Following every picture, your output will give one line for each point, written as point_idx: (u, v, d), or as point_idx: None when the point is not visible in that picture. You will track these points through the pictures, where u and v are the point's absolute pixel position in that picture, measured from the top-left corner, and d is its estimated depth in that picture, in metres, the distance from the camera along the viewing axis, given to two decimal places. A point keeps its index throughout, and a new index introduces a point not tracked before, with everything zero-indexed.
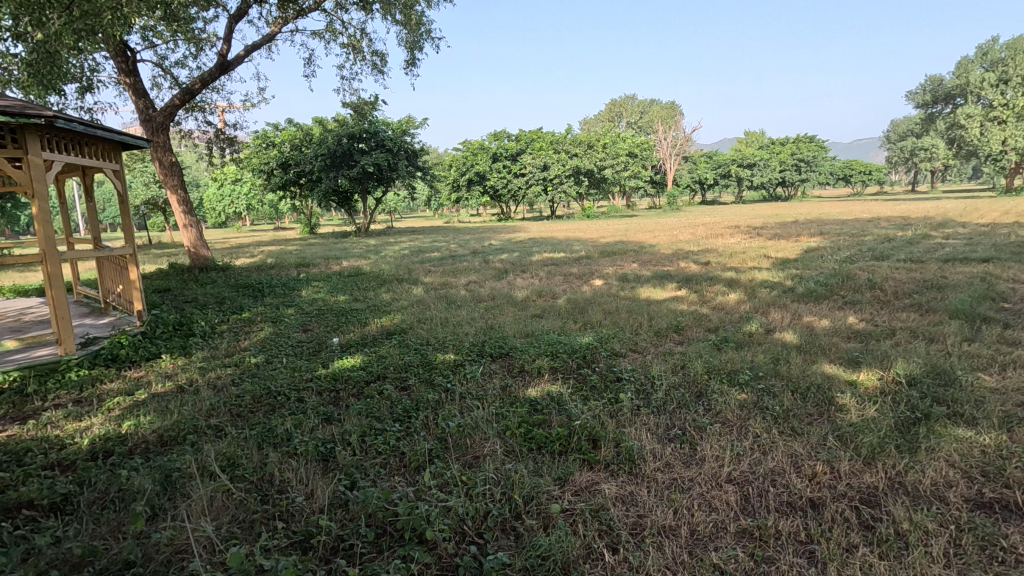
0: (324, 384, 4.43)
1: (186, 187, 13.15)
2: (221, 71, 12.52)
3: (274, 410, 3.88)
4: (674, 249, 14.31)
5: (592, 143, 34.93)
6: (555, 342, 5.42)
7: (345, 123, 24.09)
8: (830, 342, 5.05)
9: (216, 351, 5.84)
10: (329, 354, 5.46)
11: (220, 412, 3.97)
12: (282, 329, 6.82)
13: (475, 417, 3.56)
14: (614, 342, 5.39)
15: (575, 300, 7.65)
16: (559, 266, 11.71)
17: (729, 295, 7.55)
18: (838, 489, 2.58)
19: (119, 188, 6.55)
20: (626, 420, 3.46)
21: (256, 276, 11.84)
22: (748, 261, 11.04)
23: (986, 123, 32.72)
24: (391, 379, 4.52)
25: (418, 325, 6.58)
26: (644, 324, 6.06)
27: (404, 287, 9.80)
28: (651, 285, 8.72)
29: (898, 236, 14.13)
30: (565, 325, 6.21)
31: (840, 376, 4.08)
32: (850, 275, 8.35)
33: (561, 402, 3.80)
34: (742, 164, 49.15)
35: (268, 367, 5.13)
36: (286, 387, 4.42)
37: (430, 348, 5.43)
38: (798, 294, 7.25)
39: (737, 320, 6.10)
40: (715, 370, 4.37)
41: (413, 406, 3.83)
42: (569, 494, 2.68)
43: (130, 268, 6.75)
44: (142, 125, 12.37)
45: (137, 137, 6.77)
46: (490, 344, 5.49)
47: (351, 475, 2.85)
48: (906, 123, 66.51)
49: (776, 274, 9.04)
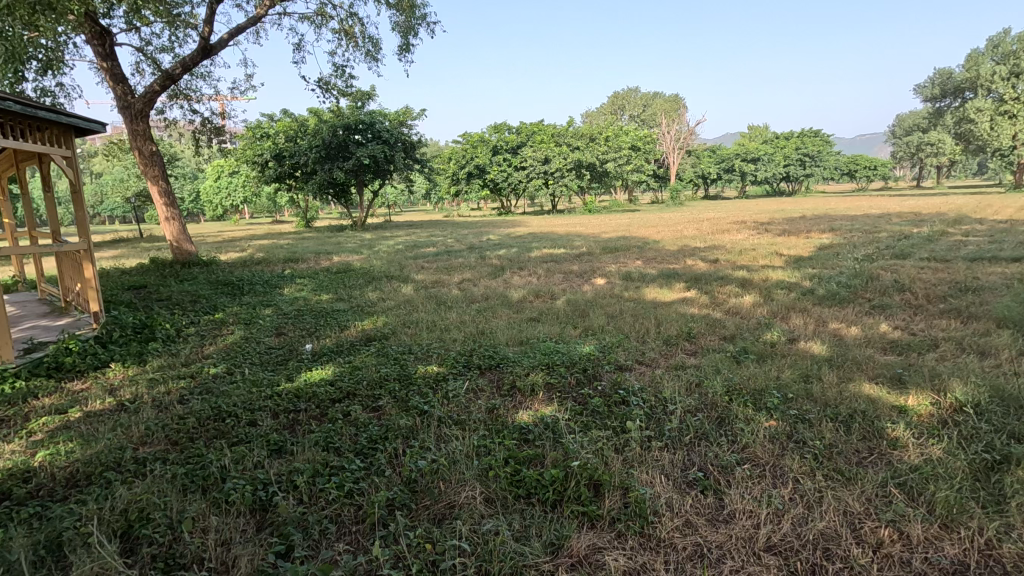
0: (283, 403, 3.83)
1: (168, 178, 12.51)
2: (204, 54, 11.88)
3: (218, 439, 3.28)
4: (679, 246, 13.68)
5: (595, 136, 34.08)
6: (551, 352, 4.80)
7: (341, 113, 23.45)
8: (865, 354, 4.44)
9: (175, 359, 5.23)
10: (296, 364, 4.85)
11: (155, 440, 3.37)
12: (253, 333, 6.21)
13: (453, 453, 2.96)
14: (618, 351, 4.79)
15: (576, 302, 7.04)
16: (559, 264, 11.05)
17: (743, 297, 6.92)
18: (913, 570, 2.00)
19: (71, 177, 5.93)
20: (636, 457, 2.87)
21: (240, 272, 11.24)
22: (759, 259, 10.38)
23: (997, 117, 31.89)
24: (362, 398, 3.92)
25: (402, 329, 5.97)
26: (651, 329, 5.47)
27: (393, 285, 9.19)
28: (659, 285, 8.10)
29: (916, 233, 13.49)
30: (563, 331, 5.59)
31: (885, 400, 3.46)
32: (873, 275, 7.73)
33: (558, 429, 3.22)
34: (746, 159, 48.09)
35: (225, 380, 4.53)
36: (240, 406, 3.82)
37: (411, 359, 4.82)
38: (819, 296, 6.63)
39: (755, 327, 5.47)
40: (736, 390, 3.76)
41: (382, 434, 3.23)
42: (564, 569, 2.09)
43: (86, 266, 6.13)
44: (120, 113, 11.71)
45: (91, 121, 6.11)
46: (478, 353, 4.88)
47: (287, 538, 2.26)
48: (913, 117, 65.46)
49: (791, 273, 8.41)
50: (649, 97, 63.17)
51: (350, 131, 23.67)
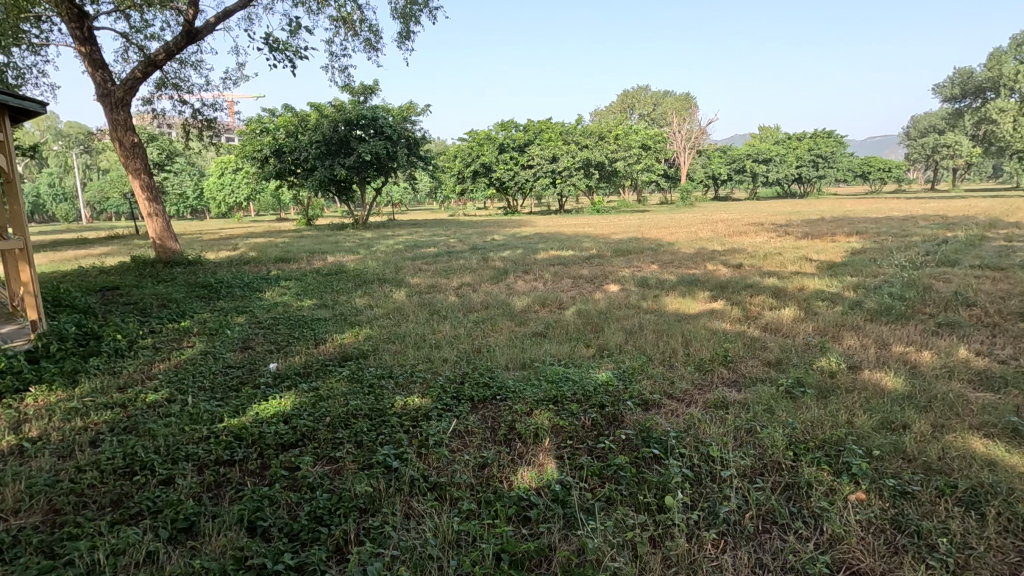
0: (215, 448, 2.99)
1: (151, 171, 11.67)
2: (189, 39, 11.10)
3: (111, 511, 2.45)
4: (696, 248, 12.81)
5: (604, 134, 32.89)
6: (559, 380, 3.92)
7: (342, 108, 22.57)
8: (955, 391, 3.54)
9: (112, 382, 4.38)
10: (250, 393, 3.98)
11: (32, 507, 2.53)
12: (214, 347, 5.36)
13: (425, 546, 2.11)
14: (643, 381, 3.92)
15: (588, 313, 6.15)
16: (567, 266, 10.19)
17: (781, 310, 6.01)
18: None
19: (4, 166, 5.11)
20: (684, 561, 2.02)
21: (223, 272, 10.47)
22: (788, 265, 9.43)
23: (1020, 117, 30.60)
24: (318, 446, 3.07)
25: (384, 345, 5.11)
26: (679, 350, 4.60)
27: (384, 290, 8.35)
28: (681, 293, 7.21)
29: (953, 237, 12.46)
30: (573, 350, 4.72)
31: (1011, 463, 2.59)
32: (926, 284, 6.80)
33: (570, 505, 2.38)
34: (757, 159, 46.59)
35: (159, 413, 3.68)
36: (161, 454, 2.98)
37: (389, 386, 3.96)
38: (870, 309, 5.73)
39: (804, 350, 4.57)
40: (801, 443, 2.88)
41: (332, 509, 2.39)
42: None
43: (22, 267, 5.28)
44: (99, 101, 10.94)
45: (30, 101, 5.29)
46: (471, 380, 4.02)
47: None
48: (931, 117, 63.82)
49: (830, 281, 7.51)
50: (658, 95, 61.96)
51: (351, 126, 22.85)
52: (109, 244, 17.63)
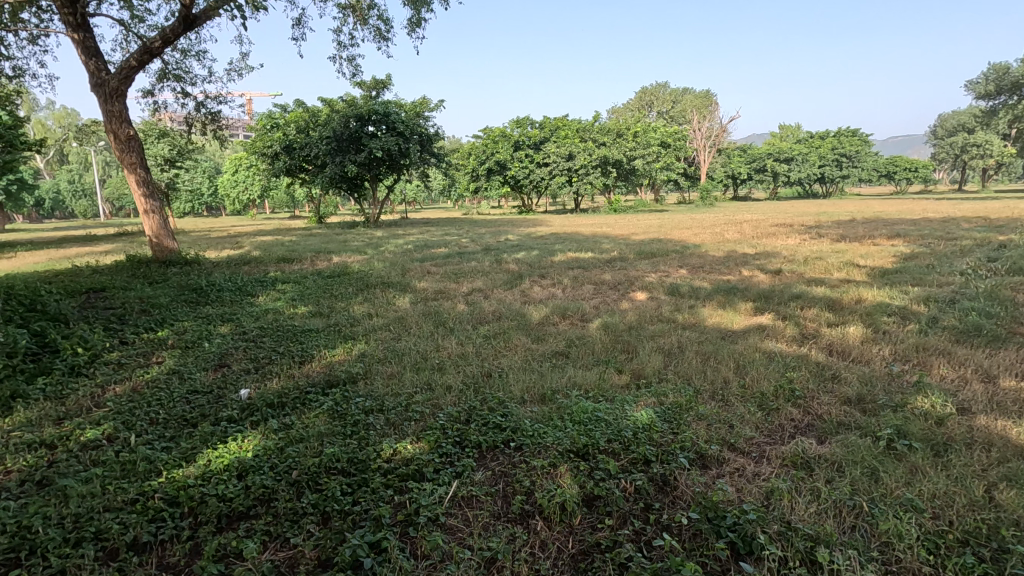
0: (136, 523, 2.25)
1: (148, 165, 11.05)
2: (186, 25, 10.46)
3: None
4: (725, 250, 11.95)
5: (622, 131, 31.75)
6: (589, 421, 3.11)
7: (354, 103, 21.74)
8: None
9: (52, 410, 3.67)
10: (208, 429, 3.24)
11: None
12: (184, 365, 4.63)
13: None
14: (695, 425, 3.09)
15: (615, 327, 5.33)
16: (587, 270, 9.38)
17: (843, 327, 5.13)
18: None
19: None
20: None
21: (219, 274, 9.86)
22: (834, 272, 8.48)
23: None
24: (272, 519, 2.31)
25: (378, 366, 4.35)
26: (734, 382, 3.75)
27: (387, 295, 7.62)
28: (720, 304, 6.36)
29: (1010, 241, 11.31)
30: (603, 378, 3.91)
31: None
32: (1009, 297, 5.85)
33: None
34: (779, 159, 45.17)
35: (89, 458, 2.94)
36: (65, 528, 2.24)
37: (377, 426, 3.19)
38: (953, 328, 4.83)
39: (891, 383, 3.69)
40: (937, 539, 2.05)
41: None
42: None
43: None
44: (94, 92, 10.34)
45: None
46: (478, 418, 3.23)
47: None
48: (960, 116, 61.48)
49: (889, 291, 6.58)
50: (679, 93, 60.62)
51: (363, 122, 21.97)
52: (114, 241, 17.23)
